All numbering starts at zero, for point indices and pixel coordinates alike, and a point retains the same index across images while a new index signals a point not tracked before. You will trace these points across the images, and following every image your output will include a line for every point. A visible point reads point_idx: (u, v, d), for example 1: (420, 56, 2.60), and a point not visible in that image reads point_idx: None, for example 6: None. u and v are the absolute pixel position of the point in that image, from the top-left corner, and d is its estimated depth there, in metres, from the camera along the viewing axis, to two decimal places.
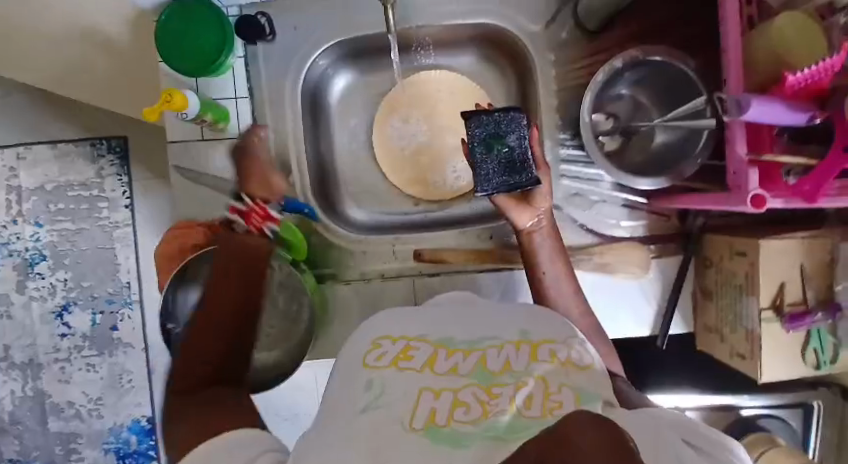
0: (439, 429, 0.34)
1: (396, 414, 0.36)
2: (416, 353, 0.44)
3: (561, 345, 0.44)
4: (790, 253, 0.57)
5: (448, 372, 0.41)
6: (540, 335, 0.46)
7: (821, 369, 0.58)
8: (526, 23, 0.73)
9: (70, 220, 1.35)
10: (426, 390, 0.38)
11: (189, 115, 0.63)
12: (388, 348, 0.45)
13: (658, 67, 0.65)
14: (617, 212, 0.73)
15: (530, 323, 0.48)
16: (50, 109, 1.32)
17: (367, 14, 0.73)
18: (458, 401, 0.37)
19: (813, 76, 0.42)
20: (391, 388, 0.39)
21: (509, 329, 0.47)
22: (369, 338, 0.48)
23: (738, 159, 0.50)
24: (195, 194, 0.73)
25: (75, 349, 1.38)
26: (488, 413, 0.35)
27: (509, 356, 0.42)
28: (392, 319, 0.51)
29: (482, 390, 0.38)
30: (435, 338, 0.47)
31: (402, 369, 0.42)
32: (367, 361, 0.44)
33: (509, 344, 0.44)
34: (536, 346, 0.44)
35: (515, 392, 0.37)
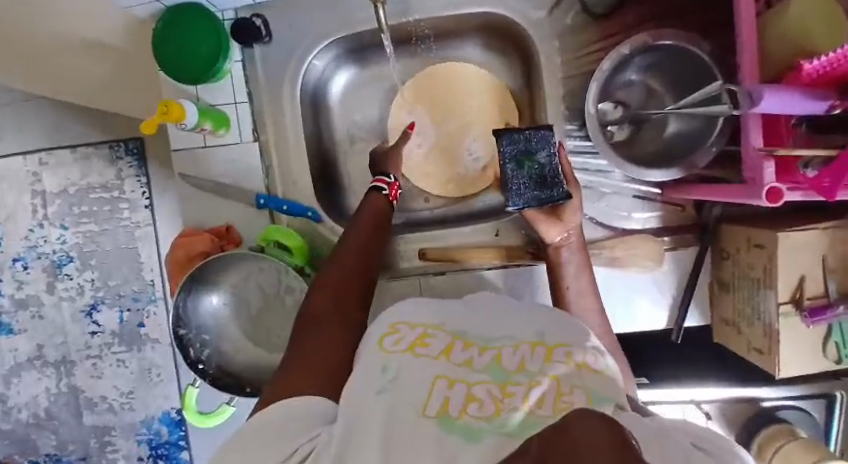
0: (452, 421, 0.32)
1: (409, 400, 0.35)
2: (433, 341, 0.41)
3: (580, 347, 0.39)
4: (811, 245, 0.54)
5: (463, 362, 0.39)
6: (556, 337, 0.40)
7: (844, 363, 0.56)
8: (530, 9, 0.70)
9: (93, 222, 1.39)
10: (440, 379, 0.36)
11: (188, 126, 0.63)
12: (406, 333, 0.43)
13: (668, 51, 0.62)
14: (628, 203, 0.71)
15: (550, 326, 0.43)
16: (68, 114, 1.35)
17: (366, 8, 0.72)
18: (471, 396, 0.35)
19: (830, 64, 0.40)
20: (406, 374, 0.37)
21: (527, 327, 0.43)
22: (387, 321, 0.45)
23: (752, 150, 0.47)
24: (204, 199, 0.74)
25: (106, 346, 1.44)
26: (501, 411, 0.32)
27: (524, 356, 0.38)
28: (409, 304, 0.48)
29: (496, 387, 0.35)
30: (451, 328, 0.44)
31: (417, 355, 0.39)
32: (383, 344, 0.41)
33: (524, 343, 0.40)
34: (552, 346, 0.39)
35: (532, 391, 0.34)
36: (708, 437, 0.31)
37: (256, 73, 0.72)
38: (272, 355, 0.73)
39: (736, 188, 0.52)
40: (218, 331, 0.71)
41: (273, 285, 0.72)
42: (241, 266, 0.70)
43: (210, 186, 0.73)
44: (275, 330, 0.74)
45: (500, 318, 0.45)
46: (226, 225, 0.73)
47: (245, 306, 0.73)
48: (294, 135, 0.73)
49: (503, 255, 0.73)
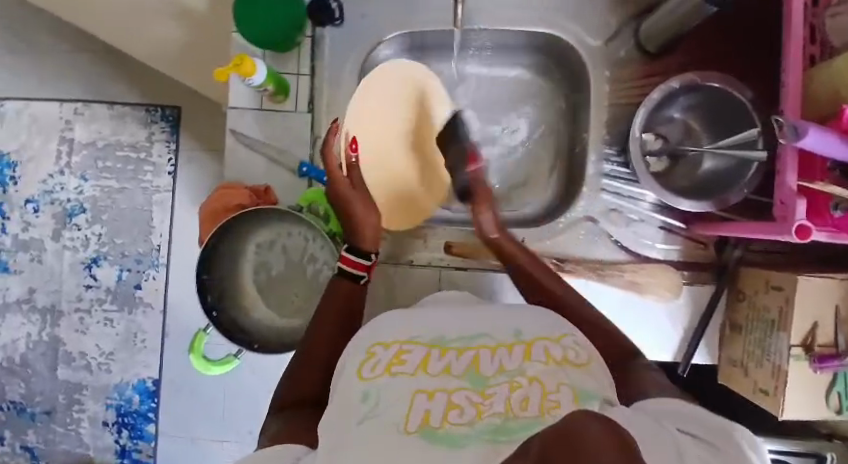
0: (434, 429, 0.36)
1: (393, 418, 0.38)
2: (409, 357, 0.46)
3: (555, 344, 0.45)
4: (829, 294, 0.56)
5: (441, 373, 0.44)
6: (533, 333, 0.47)
7: (843, 414, 0.57)
8: (587, 39, 0.74)
9: (114, 178, 1.40)
10: (420, 393, 0.41)
11: (254, 83, 0.67)
12: (381, 355, 0.47)
13: (714, 94, 0.66)
14: (653, 233, 0.73)
15: (524, 322, 0.50)
16: (114, 71, 1.39)
17: (434, 13, 0.76)
18: (452, 404, 0.39)
19: None
20: (385, 395, 0.41)
21: (502, 328, 0.49)
22: (363, 345, 0.50)
23: (787, 189, 0.50)
24: (246, 159, 0.76)
25: (97, 302, 1.43)
26: (482, 413, 0.37)
27: (502, 359, 0.44)
28: (383, 323, 0.53)
29: (475, 393, 0.40)
30: (426, 340, 0.49)
31: (394, 374, 0.44)
32: (361, 373, 0.46)
33: (503, 346, 0.46)
34: (530, 345, 0.45)
35: (511, 393, 0.38)
36: (733, 433, 0.32)
37: (321, 54, 0.76)
38: (283, 319, 0.75)
39: (767, 225, 0.55)
40: (235, 287, 0.73)
41: (298, 252, 0.76)
42: (275, 225, 0.73)
43: (257, 145, 0.76)
44: (291, 295, 0.77)
45: (476, 314, 0.52)
46: (266, 186, 0.74)
47: (266, 268, 0.76)
48: (346, 115, 0.77)
49: None
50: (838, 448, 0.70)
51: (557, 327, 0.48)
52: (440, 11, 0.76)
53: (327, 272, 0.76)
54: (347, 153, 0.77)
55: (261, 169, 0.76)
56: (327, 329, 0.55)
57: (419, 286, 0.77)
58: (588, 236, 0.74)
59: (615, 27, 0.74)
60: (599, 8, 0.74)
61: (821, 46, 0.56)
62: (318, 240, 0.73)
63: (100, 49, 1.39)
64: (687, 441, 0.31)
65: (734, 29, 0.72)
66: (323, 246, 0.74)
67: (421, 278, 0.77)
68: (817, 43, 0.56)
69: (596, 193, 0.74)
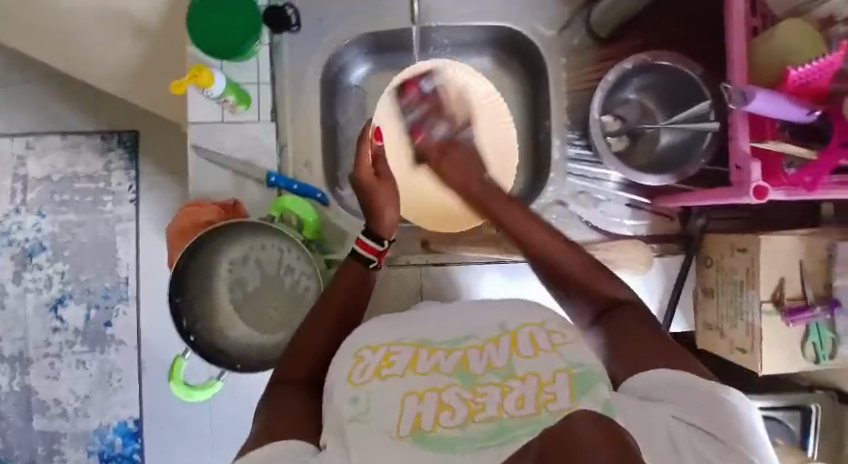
0: (425, 434, 0.36)
1: (385, 425, 0.38)
2: (397, 359, 0.45)
3: (541, 329, 0.45)
4: (791, 250, 0.59)
5: (431, 372, 0.43)
6: (517, 323, 0.47)
7: (821, 364, 0.60)
8: (541, 28, 0.76)
9: (73, 212, 1.35)
10: (410, 395, 0.41)
11: (213, 93, 0.67)
12: (370, 359, 0.46)
13: (664, 71, 0.68)
14: (621, 211, 0.76)
15: (508, 313, 0.49)
16: (64, 100, 1.34)
17: (389, 14, 0.77)
18: (444, 405, 0.39)
19: (815, 71, 0.46)
20: (377, 400, 0.41)
21: (487, 321, 0.49)
22: (351, 350, 0.49)
23: (742, 153, 0.53)
24: (213, 176, 0.75)
25: (66, 344, 1.36)
26: (474, 414, 0.37)
27: (490, 355, 0.44)
28: (369, 329, 0.51)
29: (466, 391, 0.40)
30: (413, 339, 0.48)
31: (385, 378, 0.43)
32: (350, 379, 0.44)
33: (490, 340, 0.46)
34: (515, 334, 0.46)
35: (503, 398, 0.38)
36: (729, 403, 0.34)
37: (281, 62, 0.76)
38: (263, 336, 0.72)
39: (725, 190, 0.57)
40: (208, 308, 0.71)
41: (273, 265, 0.73)
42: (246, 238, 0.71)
43: (221, 160, 0.74)
44: (269, 311, 0.74)
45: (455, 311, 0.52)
46: (234, 200, 0.74)
47: (242, 285, 0.73)
48: (312, 123, 0.77)
49: (500, 249, 0.76)
50: (820, 399, 0.72)
51: (544, 314, 0.48)
52: (396, 11, 0.77)
53: (306, 282, 0.72)
54: (316, 160, 0.77)
55: (229, 183, 0.75)
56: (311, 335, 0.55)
57: (400, 286, 0.77)
58: (560, 219, 0.76)
59: (566, 15, 0.76)
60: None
61: (761, 18, 0.60)
62: (293, 249, 0.71)
63: (46, 79, 1.34)
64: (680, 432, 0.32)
65: (678, 8, 0.75)
66: (298, 255, 0.72)
67: (402, 277, 0.77)
68: (758, 16, 0.59)
69: (562, 178, 0.76)
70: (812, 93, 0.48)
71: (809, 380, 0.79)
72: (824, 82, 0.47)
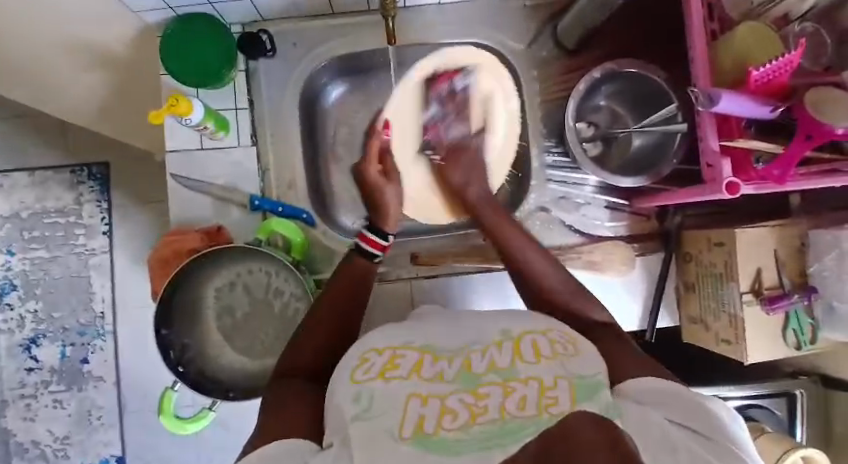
0: (427, 436, 0.36)
1: (385, 426, 0.38)
2: (402, 362, 0.46)
3: (543, 336, 0.47)
4: (765, 241, 0.62)
5: (434, 378, 0.44)
6: (520, 330, 0.48)
7: (803, 350, 0.62)
8: (511, 42, 0.79)
9: (44, 247, 1.30)
10: (413, 398, 0.41)
11: (191, 121, 0.66)
12: (375, 360, 0.47)
13: (632, 78, 0.71)
14: (601, 213, 0.78)
15: (508, 321, 0.50)
16: (31, 135, 1.31)
17: (364, 33, 0.78)
18: (446, 409, 0.39)
19: (776, 70, 0.50)
20: (379, 399, 0.41)
21: (490, 329, 0.50)
22: (356, 352, 0.49)
23: (711, 150, 0.55)
24: (194, 202, 0.74)
25: (42, 384, 1.31)
26: (475, 416, 0.38)
27: (493, 356, 0.45)
28: (379, 333, 0.52)
29: (468, 394, 0.41)
30: (419, 344, 0.49)
31: (388, 379, 0.44)
32: (354, 376, 0.45)
33: (492, 345, 0.47)
34: (518, 339, 0.46)
35: (505, 398, 0.39)
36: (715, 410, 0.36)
37: (259, 86, 0.76)
38: (255, 362, 0.71)
39: (699, 188, 0.60)
40: (196, 335, 0.69)
41: (261, 288, 0.72)
42: (233, 266, 0.70)
43: (201, 185, 0.73)
44: (259, 336, 0.72)
45: (461, 323, 0.52)
46: (218, 225, 0.73)
47: (229, 311, 0.71)
48: (292, 144, 0.77)
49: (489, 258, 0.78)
50: (804, 385, 0.75)
51: (543, 323, 0.49)
52: (370, 32, 0.78)
53: (296, 303, 0.72)
54: (298, 181, 0.77)
55: (211, 209, 0.74)
56: (304, 356, 0.54)
57: (391, 302, 0.77)
58: (544, 225, 0.77)
59: (535, 29, 0.79)
60: (517, 12, 0.78)
61: (719, 22, 0.63)
62: (281, 272, 0.70)
63: (11, 115, 1.31)
64: (676, 433, 0.33)
65: (641, 16, 0.78)
66: (287, 278, 0.71)
67: (394, 294, 0.77)
68: (716, 20, 0.62)
69: (543, 185, 0.78)
70: (775, 90, 0.52)
71: (794, 367, 0.82)
72: (782, 79, 0.51)
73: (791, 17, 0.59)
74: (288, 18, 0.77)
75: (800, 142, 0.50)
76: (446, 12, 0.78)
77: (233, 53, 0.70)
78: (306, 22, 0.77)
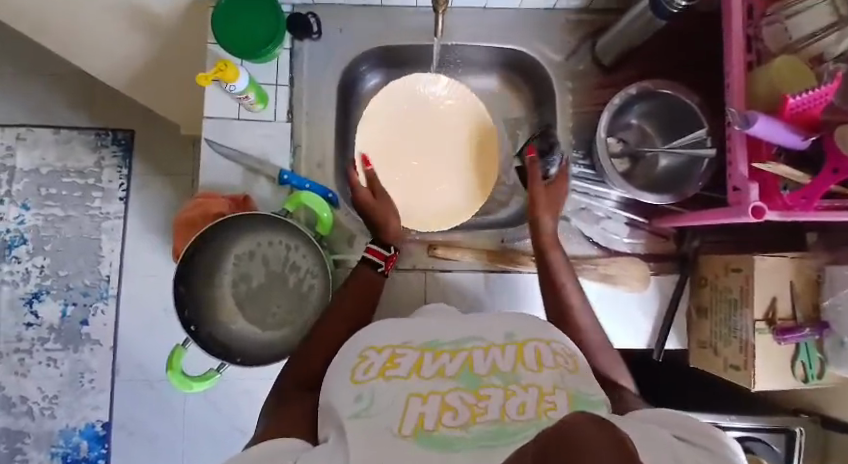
0: (429, 433, 0.38)
1: (386, 422, 0.40)
2: (402, 361, 0.47)
3: (547, 346, 0.48)
4: (783, 271, 0.62)
5: (435, 375, 0.45)
6: (526, 335, 0.49)
7: (809, 383, 0.63)
8: (550, 53, 0.81)
9: (59, 206, 1.32)
10: (413, 396, 0.42)
11: (235, 89, 0.68)
12: (375, 359, 0.48)
13: (664, 101, 0.73)
14: (621, 229, 0.78)
15: (515, 324, 0.51)
16: (64, 94, 1.33)
17: (408, 26, 0.80)
18: (446, 406, 0.41)
19: (811, 99, 0.51)
20: (379, 397, 0.42)
21: (494, 331, 0.50)
22: (357, 349, 0.50)
23: (740, 175, 0.57)
24: (224, 169, 0.75)
25: (39, 341, 1.31)
26: (475, 416, 0.39)
27: (495, 358, 0.46)
28: (378, 326, 0.53)
29: (469, 394, 0.42)
30: (418, 342, 0.50)
31: (389, 378, 0.44)
32: (354, 376, 0.46)
33: (494, 345, 0.48)
34: (522, 345, 0.47)
35: (505, 401, 0.40)
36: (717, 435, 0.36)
37: (299, 67, 0.78)
38: (264, 333, 0.72)
39: (721, 210, 0.61)
40: (209, 298, 0.70)
41: (279, 262, 0.72)
42: (253, 236, 0.71)
43: (233, 154, 0.75)
44: (272, 308, 0.73)
45: (468, 320, 0.53)
46: (244, 194, 0.74)
47: (246, 280, 0.72)
48: (326, 126, 0.79)
49: (504, 260, 0.78)
50: (804, 423, 0.75)
51: (548, 332, 0.50)
52: (413, 28, 0.80)
53: (311, 280, 0.73)
54: (327, 162, 0.79)
55: (239, 179, 0.75)
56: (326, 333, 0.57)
57: (405, 293, 0.78)
58: (563, 233, 0.78)
59: (574, 43, 0.81)
60: (558, 25, 0.81)
61: (756, 54, 0.64)
62: (302, 247, 0.71)
63: (48, 74, 1.34)
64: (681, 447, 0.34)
65: (678, 43, 0.80)
66: (305, 254, 0.72)
67: (407, 283, 0.78)
68: (754, 51, 0.64)
69: (566, 194, 0.79)
70: (807, 121, 0.54)
71: (792, 403, 0.82)
72: (817, 110, 0.53)
73: (826, 57, 0.60)
74: (336, 6, 0.80)
75: (828, 175, 0.50)
76: (489, 18, 0.80)
77: (282, 26, 0.72)
78: (351, 12, 0.80)
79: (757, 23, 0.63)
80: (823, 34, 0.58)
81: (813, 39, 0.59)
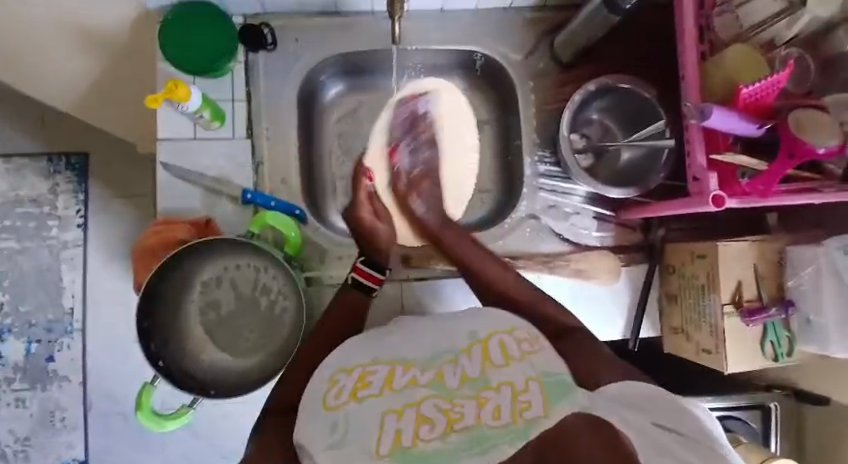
0: (408, 450, 0.37)
1: (366, 445, 0.39)
2: (373, 379, 0.46)
3: (510, 336, 0.47)
4: (746, 255, 0.64)
5: (407, 387, 0.44)
6: (488, 330, 0.48)
7: (779, 361, 0.64)
8: (508, 52, 0.81)
9: (14, 238, 1.25)
10: (389, 414, 0.41)
11: (188, 109, 0.66)
12: (345, 382, 0.46)
13: (621, 94, 0.74)
14: (589, 223, 0.79)
15: (475, 321, 0.50)
16: (8, 120, 1.27)
17: (364, 33, 0.79)
18: (423, 418, 0.40)
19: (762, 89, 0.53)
20: (355, 421, 0.41)
21: (460, 331, 0.50)
22: (328, 373, 0.48)
23: (699, 166, 0.58)
24: (184, 193, 0.72)
25: (4, 381, 1.24)
26: (452, 423, 0.39)
27: (464, 367, 0.45)
28: (344, 350, 0.51)
29: (444, 401, 0.41)
30: (388, 358, 0.49)
31: (362, 399, 0.43)
32: (327, 402, 0.44)
33: (462, 351, 0.47)
34: (485, 342, 0.47)
35: (479, 409, 0.39)
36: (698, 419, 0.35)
37: (256, 81, 0.76)
38: (238, 360, 0.70)
39: (685, 201, 0.62)
40: (178, 330, 0.67)
41: (249, 285, 0.70)
42: (216, 260, 0.68)
43: (192, 176, 0.72)
44: (244, 332, 0.71)
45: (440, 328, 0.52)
46: (207, 218, 0.71)
47: (215, 307, 0.70)
48: (287, 140, 0.77)
49: None
50: (778, 398, 0.77)
51: (507, 319, 0.49)
52: (371, 34, 0.79)
53: (283, 301, 0.71)
54: (292, 178, 0.77)
55: (201, 202, 0.73)
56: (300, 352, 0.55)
57: (380, 302, 0.77)
58: (535, 232, 0.79)
59: (532, 41, 0.81)
60: (516, 23, 0.81)
61: (709, 44, 0.64)
62: (270, 268, 0.69)
63: None
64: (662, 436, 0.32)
65: (631, 37, 0.81)
66: (275, 275, 0.70)
67: (383, 295, 0.76)
68: (707, 42, 0.64)
69: (534, 193, 0.79)
70: (759, 109, 0.55)
71: (768, 382, 0.85)
72: (769, 99, 0.54)
73: (777, 43, 0.62)
74: (289, 17, 0.78)
75: (784, 161, 0.51)
76: (447, 20, 0.80)
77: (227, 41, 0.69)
78: (306, 21, 0.78)
79: (709, 13, 0.64)
80: (773, 21, 0.60)
81: (763, 27, 0.61)
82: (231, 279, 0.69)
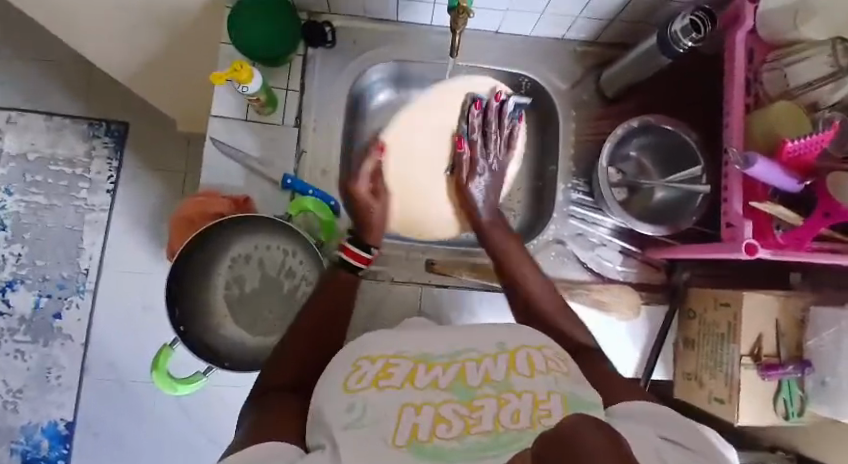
0: (422, 444, 0.36)
1: (382, 432, 0.38)
2: (395, 372, 0.46)
3: (538, 352, 0.48)
4: (769, 309, 0.64)
5: (428, 385, 0.44)
6: (515, 344, 0.50)
7: (790, 420, 0.64)
8: (555, 81, 0.83)
9: (43, 193, 1.28)
10: (408, 406, 0.41)
11: (248, 91, 0.68)
12: (367, 369, 0.47)
13: (663, 134, 0.76)
14: (614, 256, 0.80)
15: (504, 334, 0.51)
16: (59, 81, 1.31)
17: (420, 44, 0.82)
18: (440, 417, 0.39)
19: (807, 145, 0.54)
20: (374, 408, 0.41)
21: (487, 341, 0.50)
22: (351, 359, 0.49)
23: (734, 212, 0.59)
24: (226, 170, 0.74)
25: (8, 331, 1.26)
26: (469, 427, 0.38)
27: (488, 368, 0.45)
28: (374, 338, 0.52)
29: (463, 404, 0.41)
30: (414, 354, 0.49)
31: (382, 388, 0.43)
32: (348, 385, 0.44)
33: (487, 356, 0.47)
34: (513, 354, 0.47)
35: (499, 410, 0.39)
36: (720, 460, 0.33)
37: (311, 74, 0.79)
38: (255, 338, 0.71)
39: (715, 245, 0.62)
40: (201, 300, 0.69)
41: (275, 267, 0.72)
42: (249, 237, 0.69)
43: (238, 154, 0.74)
44: (264, 312, 0.72)
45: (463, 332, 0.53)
46: (245, 196, 0.73)
47: (240, 283, 0.71)
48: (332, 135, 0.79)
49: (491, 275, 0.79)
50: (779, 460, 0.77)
51: (537, 339, 0.51)
52: (426, 45, 0.82)
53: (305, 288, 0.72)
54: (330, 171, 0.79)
55: (241, 180, 0.75)
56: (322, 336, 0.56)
57: (401, 303, 0.78)
58: (559, 257, 0.80)
59: (579, 74, 0.84)
60: (566, 55, 0.84)
61: (755, 97, 0.68)
62: (299, 253, 0.71)
63: (45, 60, 1.31)
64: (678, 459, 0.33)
65: (677, 82, 0.84)
66: (302, 260, 0.71)
67: (403, 298, 0.78)
68: (753, 94, 0.68)
69: (564, 219, 0.81)
70: (801, 166, 0.56)
71: (771, 442, 0.84)
72: (811, 156, 0.55)
73: (819, 105, 0.62)
74: (351, 19, 0.81)
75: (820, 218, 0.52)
76: (500, 42, 0.83)
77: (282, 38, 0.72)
78: (366, 26, 0.82)
79: (758, 67, 0.68)
80: (820, 83, 0.60)
81: (810, 88, 0.61)
82: (262, 257, 0.71)
